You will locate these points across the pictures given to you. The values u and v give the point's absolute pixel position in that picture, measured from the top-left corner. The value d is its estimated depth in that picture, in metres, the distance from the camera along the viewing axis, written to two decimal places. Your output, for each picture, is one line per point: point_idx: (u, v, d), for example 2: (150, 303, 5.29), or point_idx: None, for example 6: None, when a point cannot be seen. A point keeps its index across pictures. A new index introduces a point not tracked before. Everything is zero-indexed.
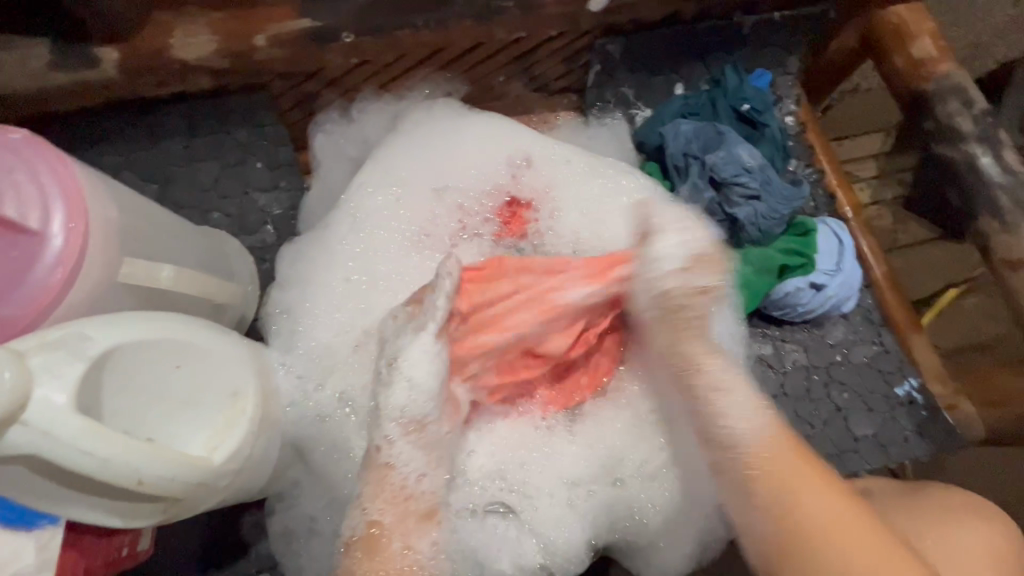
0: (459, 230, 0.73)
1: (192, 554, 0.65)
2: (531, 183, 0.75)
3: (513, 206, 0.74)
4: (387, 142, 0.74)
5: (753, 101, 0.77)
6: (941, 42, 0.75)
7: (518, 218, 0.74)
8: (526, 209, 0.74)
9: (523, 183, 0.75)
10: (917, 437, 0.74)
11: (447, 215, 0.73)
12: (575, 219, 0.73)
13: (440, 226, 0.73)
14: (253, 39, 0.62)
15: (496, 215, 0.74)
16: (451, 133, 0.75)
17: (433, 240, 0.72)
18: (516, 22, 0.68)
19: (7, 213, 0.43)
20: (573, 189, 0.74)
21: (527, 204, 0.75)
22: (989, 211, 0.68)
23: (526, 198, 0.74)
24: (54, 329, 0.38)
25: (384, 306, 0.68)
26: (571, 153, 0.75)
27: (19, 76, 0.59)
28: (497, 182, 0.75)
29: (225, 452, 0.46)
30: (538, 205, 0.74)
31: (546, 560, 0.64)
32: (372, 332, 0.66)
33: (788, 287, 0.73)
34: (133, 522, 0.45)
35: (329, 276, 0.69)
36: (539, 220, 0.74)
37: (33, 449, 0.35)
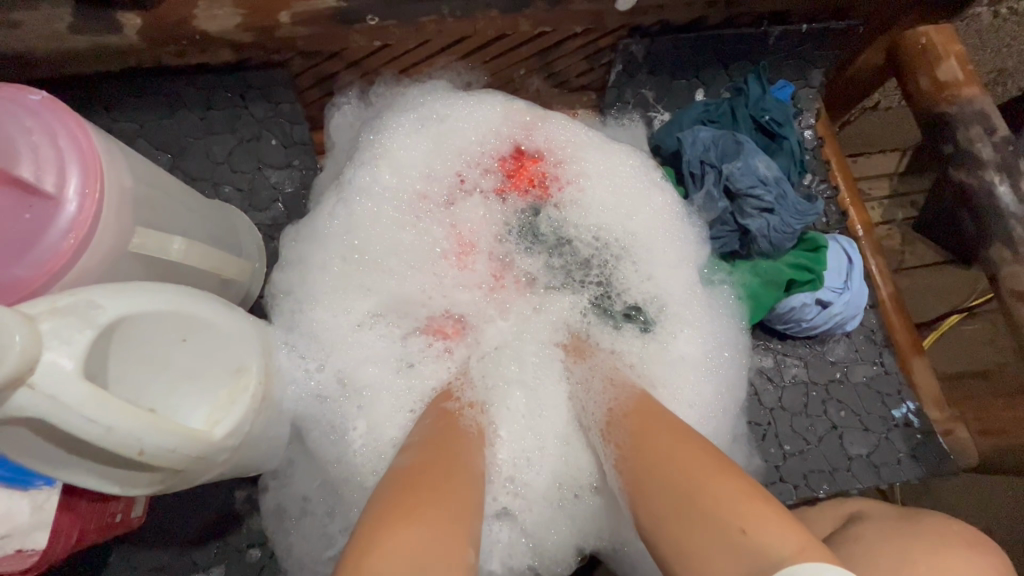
0: (458, 186, 0.74)
1: (182, 524, 0.65)
2: (543, 133, 0.75)
3: (520, 158, 0.74)
4: (391, 126, 0.73)
5: (773, 113, 0.76)
6: (968, 65, 0.73)
7: (524, 171, 0.74)
8: (533, 162, 0.74)
9: (536, 135, 0.75)
10: (910, 460, 0.74)
11: (450, 167, 0.74)
12: (591, 203, 0.74)
13: (441, 182, 0.73)
14: (277, 15, 0.61)
15: (501, 166, 0.75)
16: (460, 120, 0.74)
17: (432, 198, 0.73)
18: (542, 16, 0.66)
19: (24, 174, 0.42)
20: (604, 173, 0.75)
21: (536, 156, 0.75)
22: (1002, 239, 0.68)
23: (535, 152, 0.75)
24: (64, 295, 0.38)
25: (395, 293, 0.70)
26: (593, 136, 0.75)
27: (40, 36, 0.58)
28: (507, 133, 0.75)
29: (225, 427, 0.46)
30: (552, 182, 0.75)
31: (534, 561, 0.67)
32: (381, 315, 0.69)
33: (793, 302, 0.73)
34: (130, 490, 0.45)
35: (333, 259, 0.69)
36: (554, 194, 0.75)
37: (39, 412, 0.35)
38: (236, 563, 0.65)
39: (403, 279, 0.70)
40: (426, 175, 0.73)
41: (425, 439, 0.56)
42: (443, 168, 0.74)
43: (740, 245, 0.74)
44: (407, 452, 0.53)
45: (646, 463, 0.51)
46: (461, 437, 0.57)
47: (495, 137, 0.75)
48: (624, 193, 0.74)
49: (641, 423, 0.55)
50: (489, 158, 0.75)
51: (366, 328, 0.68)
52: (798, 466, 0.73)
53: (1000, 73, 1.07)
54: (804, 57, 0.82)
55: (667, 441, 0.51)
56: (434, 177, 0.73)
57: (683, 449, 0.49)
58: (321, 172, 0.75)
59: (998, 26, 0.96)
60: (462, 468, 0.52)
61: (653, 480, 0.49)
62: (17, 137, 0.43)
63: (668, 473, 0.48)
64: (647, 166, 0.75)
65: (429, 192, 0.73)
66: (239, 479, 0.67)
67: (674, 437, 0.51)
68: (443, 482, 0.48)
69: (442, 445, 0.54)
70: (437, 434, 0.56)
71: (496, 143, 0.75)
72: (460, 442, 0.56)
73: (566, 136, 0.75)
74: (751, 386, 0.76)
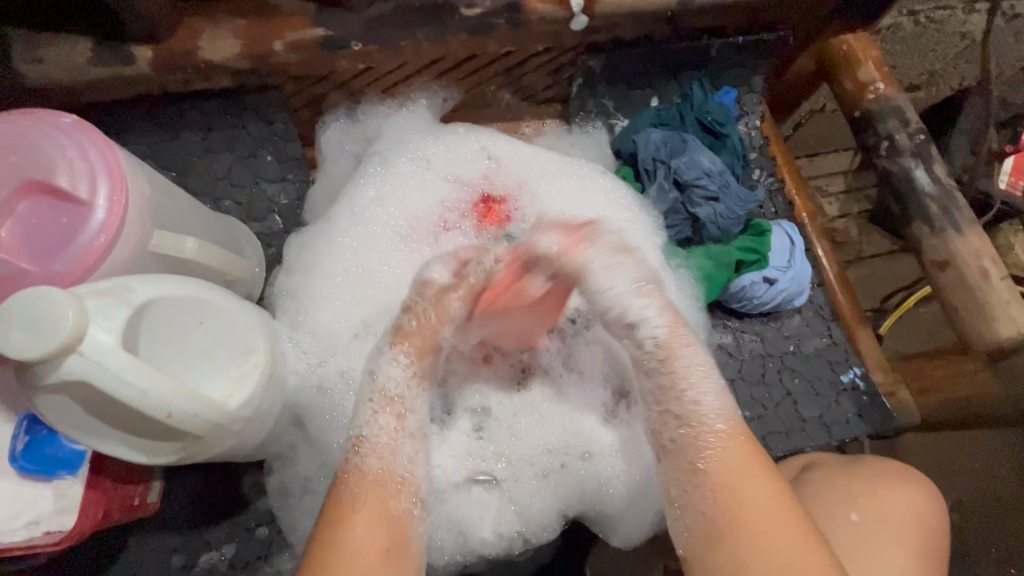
0: (440, 226, 0.82)
1: (193, 507, 0.71)
2: (503, 180, 0.84)
3: (488, 202, 0.83)
4: (383, 156, 0.82)
5: (715, 114, 0.85)
6: (884, 68, 0.84)
7: (493, 212, 0.83)
8: (500, 204, 0.83)
9: (497, 181, 0.84)
10: (858, 419, 0.82)
11: (431, 211, 0.82)
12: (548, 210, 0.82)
13: (427, 222, 0.82)
14: (272, 45, 0.69)
15: (472, 210, 0.83)
16: (438, 156, 0.83)
17: (419, 234, 0.81)
18: (506, 36, 0.74)
19: (61, 184, 0.50)
20: (564, 192, 0.83)
21: (502, 199, 0.83)
22: (921, 217, 0.77)
23: (500, 195, 0.83)
24: (103, 280, 0.45)
25: (386, 297, 0.77)
26: (539, 153, 0.85)
27: (62, 70, 0.66)
28: (473, 181, 0.84)
29: (239, 399, 0.53)
30: (513, 199, 0.83)
31: (522, 528, 0.71)
32: (370, 325, 0.75)
33: (743, 281, 0.81)
34: (155, 459, 0.51)
35: (332, 267, 0.77)
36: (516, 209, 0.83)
37: (86, 376, 0.42)
38: (245, 542, 0.70)
39: (394, 295, 0.78)
40: (413, 219, 0.81)
41: (363, 473, 0.57)
42: (428, 212, 0.82)
43: (693, 231, 0.84)
44: (349, 479, 0.57)
45: (728, 502, 0.54)
46: (394, 475, 0.59)
47: (465, 187, 0.83)
48: (576, 199, 0.83)
49: (734, 474, 0.55)
50: (463, 204, 0.83)
51: (363, 338, 0.75)
52: (758, 429, 0.80)
53: (930, 75, 1.17)
54: (743, 66, 0.90)
55: (760, 490, 0.54)
56: (420, 219, 0.81)
57: (784, 518, 0.52)
58: (313, 186, 0.82)
59: (920, 33, 1.07)
60: (390, 523, 0.55)
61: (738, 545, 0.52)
62: (54, 153, 0.50)
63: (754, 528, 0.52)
64: (605, 181, 0.84)
65: (413, 230, 0.81)
66: (246, 465, 0.72)
67: (765, 488, 0.54)
68: (359, 536, 0.53)
69: (376, 489, 0.57)
70: (372, 470, 0.58)
71: (464, 192, 0.83)
72: (387, 488, 0.57)
73: (522, 175, 0.84)
74: (713, 360, 0.83)
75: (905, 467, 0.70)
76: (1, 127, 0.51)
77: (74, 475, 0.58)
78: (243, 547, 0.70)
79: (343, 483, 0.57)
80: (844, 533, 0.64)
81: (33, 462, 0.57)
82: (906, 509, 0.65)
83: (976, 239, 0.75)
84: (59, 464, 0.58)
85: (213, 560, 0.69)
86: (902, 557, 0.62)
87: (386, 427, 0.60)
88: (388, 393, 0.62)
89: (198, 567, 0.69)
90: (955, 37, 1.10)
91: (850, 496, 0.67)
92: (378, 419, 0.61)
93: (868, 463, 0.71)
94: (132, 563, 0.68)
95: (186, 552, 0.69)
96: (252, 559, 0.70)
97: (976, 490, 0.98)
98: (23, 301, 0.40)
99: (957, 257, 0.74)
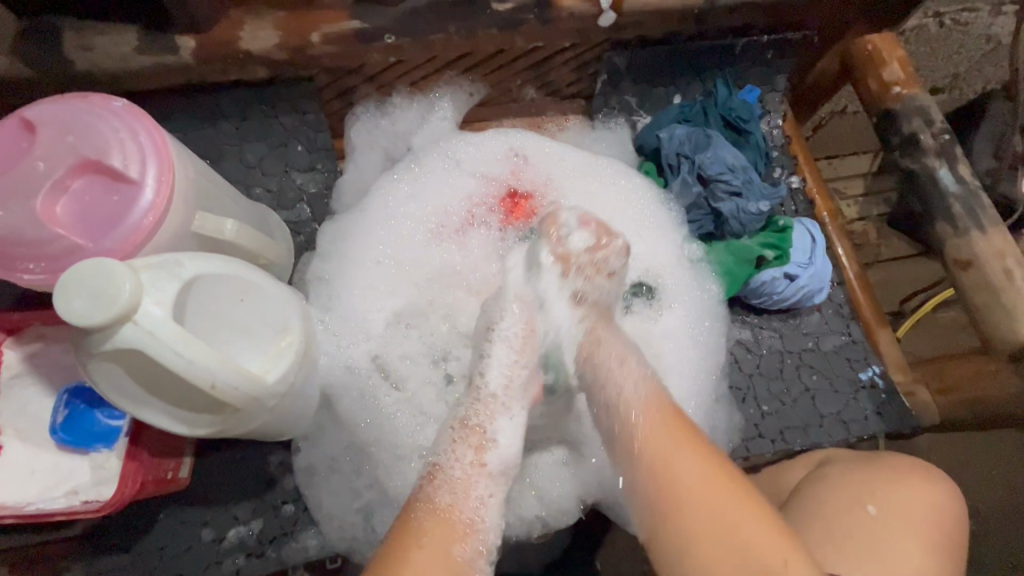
0: (467, 220, 0.84)
1: (220, 484, 0.73)
2: (530, 176, 0.85)
3: (516, 197, 0.85)
4: (417, 156, 0.84)
5: (739, 112, 0.86)
6: (909, 68, 0.85)
7: (521, 208, 0.84)
8: (527, 200, 0.84)
9: (524, 177, 0.86)
10: (876, 416, 0.82)
11: (460, 205, 0.84)
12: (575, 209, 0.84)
13: (454, 216, 0.84)
14: (309, 37, 0.72)
15: (499, 205, 0.84)
16: (466, 154, 0.85)
17: (447, 229, 0.83)
18: (535, 32, 0.76)
19: (114, 164, 0.52)
20: (590, 193, 0.85)
21: (528, 195, 0.85)
22: (944, 217, 0.78)
23: (527, 191, 0.85)
24: (155, 254, 0.47)
25: (411, 287, 0.80)
26: (565, 151, 0.86)
27: (110, 57, 0.69)
28: (500, 176, 0.85)
29: (276, 374, 0.55)
30: (538, 196, 0.85)
31: (542, 512, 0.73)
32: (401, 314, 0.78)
33: (764, 277, 0.81)
34: (194, 431, 0.53)
35: (363, 258, 0.79)
36: (540, 208, 0.84)
37: (140, 344, 0.44)
38: (272, 518, 0.72)
39: (421, 290, 0.79)
40: (442, 213, 0.83)
41: (433, 506, 0.56)
42: (456, 205, 0.84)
43: (715, 226, 0.85)
44: (417, 510, 0.56)
45: (661, 476, 0.55)
46: (463, 515, 0.56)
47: (493, 183, 0.85)
48: (600, 197, 0.85)
49: (657, 434, 0.57)
50: (489, 199, 0.85)
51: (394, 327, 0.77)
52: (775, 423, 0.81)
53: (954, 78, 1.16)
54: (768, 66, 0.91)
55: (691, 468, 0.54)
56: (449, 212, 0.84)
57: (714, 482, 0.53)
58: (342, 176, 0.84)
59: (945, 35, 1.06)
60: (450, 565, 0.52)
61: (682, 505, 0.53)
62: (107, 134, 0.53)
63: (694, 495, 0.53)
64: (627, 177, 0.85)
65: (442, 226, 0.83)
66: (274, 444, 0.74)
67: (694, 455, 0.55)
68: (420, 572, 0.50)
69: (444, 528, 0.54)
70: (443, 503, 0.57)
71: (490, 187, 0.85)
72: (453, 528, 0.55)
73: (548, 173, 0.86)
74: (731, 355, 0.83)
75: (930, 466, 0.70)
76: (57, 109, 0.54)
77: (110, 449, 0.61)
78: (270, 523, 0.72)
79: (413, 512, 0.56)
80: (857, 523, 0.65)
81: (69, 433, 0.60)
82: (930, 506, 0.66)
83: (999, 240, 0.75)
84: (95, 437, 0.60)
85: (241, 535, 0.71)
86: (922, 549, 0.63)
87: (462, 460, 0.60)
88: (467, 425, 0.62)
89: (227, 540, 0.71)
90: (981, 40, 1.09)
91: (868, 489, 0.67)
92: (456, 450, 0.61)
93: (888, 456, 0.72)
94: (163, 535, 0.71)
95: (215, 526, 0.71)
96: (279, 535, 0.72)
97: (990, 496, 0.98)
98: (83, 271, 0.43)
99: (980, 257, 0.75)
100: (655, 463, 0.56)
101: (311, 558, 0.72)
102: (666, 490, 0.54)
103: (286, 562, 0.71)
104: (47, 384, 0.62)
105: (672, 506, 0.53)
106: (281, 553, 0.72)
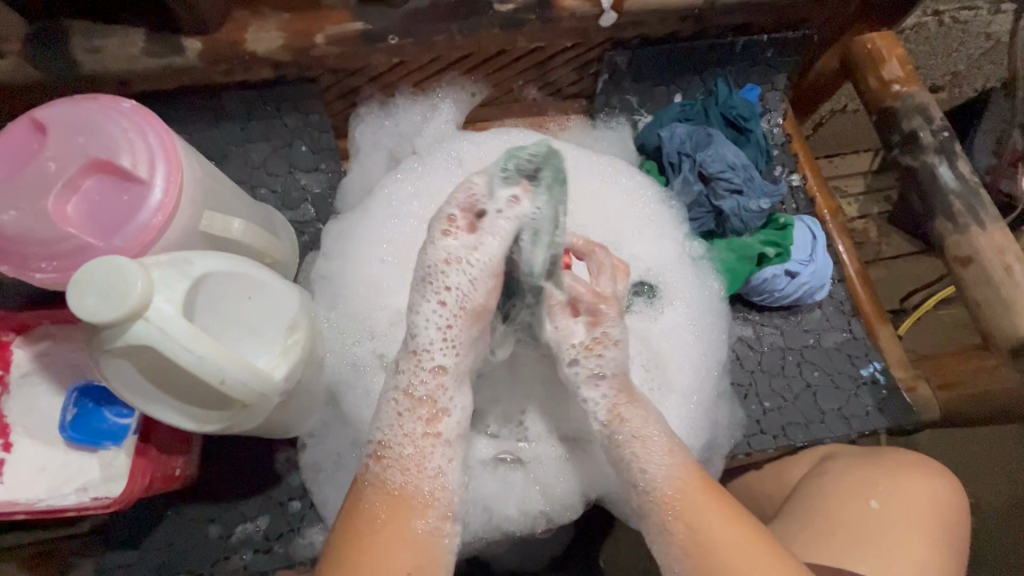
0: None
1: (228, 480, 0.73)
2: None
3: None
4: (420, 156, 0.85)
5: (740, 110, 0.87)
6: (908, 66, 0.85)
7: None
8: None
9: None
10: (877, 412, 0.83)
11: None
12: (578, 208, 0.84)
13: None
14: (313, 38, 0.72)
15: None
16: (469, 154, 0.86)
17: None
18: (536, 32, 0.76)
19: (123, 164, 0.53)
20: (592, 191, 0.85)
21: None
22: (944, 213, 0.78)
23: None
24: (166, 253, 0.48)
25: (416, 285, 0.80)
26: (567, 151, 0.87)
27: (116, 59, 0.69)
28: None
29: (284, 371, 0.56)
30: None
31: (546, 508, 0.73)
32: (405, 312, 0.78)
33: (765, 274, 0.82)
34: (204, 427, 0.53)
35: (367, 256, 0.80)
36: None
37: (152, 341, 0.45)
38: (278, 514, 0.73)
39: None
40: None
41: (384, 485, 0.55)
42: None
43: (716, 223, 0.86)
44: (368, 491, 0.55)
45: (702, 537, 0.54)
46: (420, 489, 0.55)
47: None
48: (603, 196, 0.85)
49: (688, 505, 0.56)
50: None
51: (398, 326, 0.78)
52: (777, 419, 0.81)
53: (954, 76, 1.17)
54: (768, 65, 0.92)
55: (723, 529, 0.54)
56: None
57: (745, 541, 0.54)
58: (346, 176, 0.85)
59: (944, 33, 1.07)
60: (412, 542, 0.53)
61: (713, 567, 0.53)
62: (116, 135, 0.54)
63: (733, 562, 0.53)
64: (628, 175, 0.85)
65: None
66: (280, 441, 0.75)
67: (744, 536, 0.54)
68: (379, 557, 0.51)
69: (402, 506, 0.54)
70: (396, 481, 0.56)
71: None
72: (412, 504, 0.55)
73: None
74: (733, 352, 0.84)
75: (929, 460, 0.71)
76: (66, 110, 0.54)
77: (119, 446, 0.61)
78: (277, 519, 0.73)
79: (365, 495, 0.55)
80: (859, 518, 0.65)
81: (80, 430, 0.61)
82: (931, 500, 0.66)
83: (999, 236, 0.75)
84: (104, 434, 0.61)
85: (248, 532, 0.72)
86: (923, 543, 0.63)
87: (412, 434, 0.56)
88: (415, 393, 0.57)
89: (234, 536, 0.72)
90: (981, 38, 1.09)
91: (869, 484, 0.68)
92: (406, 424, 0.57)
93: (889, 452, 0.72)
94: (171, 532, 0.71)
95: (223, 523, 0.72)
96: (285, 531, 0.73)
97: (992, 491, 0.99)
98: (96, 269, 0.44)
99: (980, 253, 0.75)
100: (683, 518, 0.55)
101: (317, 554, 0.73)
102: (698, 557, 0.54)
103: (293, 558, 0.72)
104: (56, 382, 0.63)
105: (709, 562, 0.53)
106: (288, 548, 0.72)
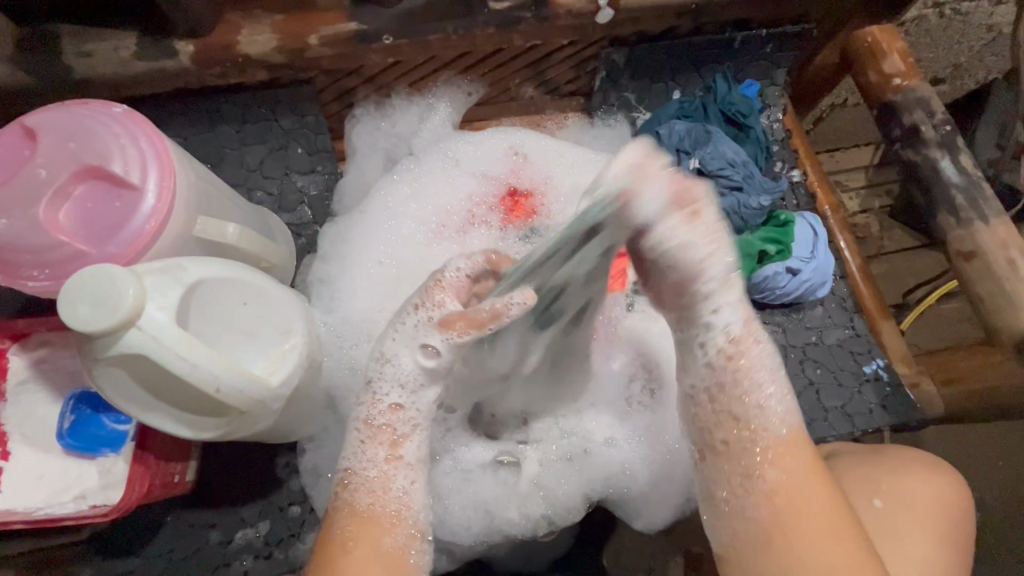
0: (468, 219, 0.84)
1: (227, 486, 0.73)
2: (529, 174, 0.85)
3: (516, 196, 0.85)
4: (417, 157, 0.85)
5: (739, 106, 0.86)
6: (909, 60, 0.84)
7: (521, 206, 0.84)
8: (527, 198, 0.85)
9: (523, 175, 0.86)
10: (880, 409, 0.82)
11: (460, 205, 0.84)
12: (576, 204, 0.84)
13: (455, 216, 0.84)
14: (307, 39, 0.72)
15: (499, 203, 0.85)
16: (466, 154, 0.85)
17: (447, 229, 0.83)
18: (532, 30, 0.76)
19: (115, 170, 0.52)
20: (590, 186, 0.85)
21: (528, 193, 0.85)
22: (947, 208, 0.77)
23: (527, 189, 0.85)
24: (158, 260, 0.48)
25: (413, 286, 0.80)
26: (565, 148, 0.86)
27: (109, 63, 0.69)
28: (500, 175, 0.86)
29: (280, 377, 0.55)
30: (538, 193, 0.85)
31: (548, 511, 0.73)
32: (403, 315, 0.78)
33: (767, 271, 0.82)
34: (200, 434, 0.53)
35: (364, 259, 0.80)
36: (539, 207, 0.84)
37: (145, 349, 0.45)
38: (279, 519, 0.73)
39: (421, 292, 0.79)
40: (442, 212, 0.83)
41: (353, 509, 0.54)
42: (457, 204, 0.84)
43: None
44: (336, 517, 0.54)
45: (786, 502, 0.53)
46: (386, 509, 0.54)
47: (492, 181, 0.85)
48: None
49: (787, 460, 0.54)
50: (489, 198, 0.85)
51: None
52: None
53: (955, 68, 1.15)
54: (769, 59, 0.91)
55: (814, 491, 0.53)
56: (450, 211, 0.84)
57: (834, 524, 0.51)
58: (342, 177, 0.84)
59: (946, 25, 1.05)
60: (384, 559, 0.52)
61: (782, 537, 0.52)
62: (107, 140, 0.53)
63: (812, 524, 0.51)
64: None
65: (442, 225, 0.83)
66: (279, 447, 0.75)
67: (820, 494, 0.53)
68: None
69: (369, 528, 0.53)
70: (365, 505, 0.54)
71: (490, 186, 0.85)
72: (379, 523, 0.54)
73: (547, 171, 0.85)
74: None
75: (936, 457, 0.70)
76: (58, 116, 0.54)
77: (116, 453, 0.61)
78: (278, 524, 0.73)
79: (335, 519, 0.55)
80: (864, 517, 0.64)
81: (79, 438, 0.60)
82: (936, 498, 0.66)
83: (1002, 230, 0.74)
84: (102, 441, 0.61)
85: (249, 537, 0.72)
86: (926, 542, 0.63)
87: (374, 459, 0.56)
88: (375, 423, 0.57)
89: (235, 542, 0.72)
90: (982, 29, 1.08)
91: (875, 482, 0.67)
92: (365, 450, 0.56)
93: (896, 449, 0.72)
94: (171, 538, 0.71)
95: (223, 528, 0.72)
96: (286, 536, 0.72)
97: (997, 487, 0.98)
98: (87, 278, 0.43)
99: (984, 248, 0.74)
100: (778, 493, 0.53)
101: None
102: (770, 526, 0.53)
103: (294, 562, 0.72)
104: (53, 390, 0.63)
105: (781, 531, 0.52)
106: (289, 553, 0.72)
